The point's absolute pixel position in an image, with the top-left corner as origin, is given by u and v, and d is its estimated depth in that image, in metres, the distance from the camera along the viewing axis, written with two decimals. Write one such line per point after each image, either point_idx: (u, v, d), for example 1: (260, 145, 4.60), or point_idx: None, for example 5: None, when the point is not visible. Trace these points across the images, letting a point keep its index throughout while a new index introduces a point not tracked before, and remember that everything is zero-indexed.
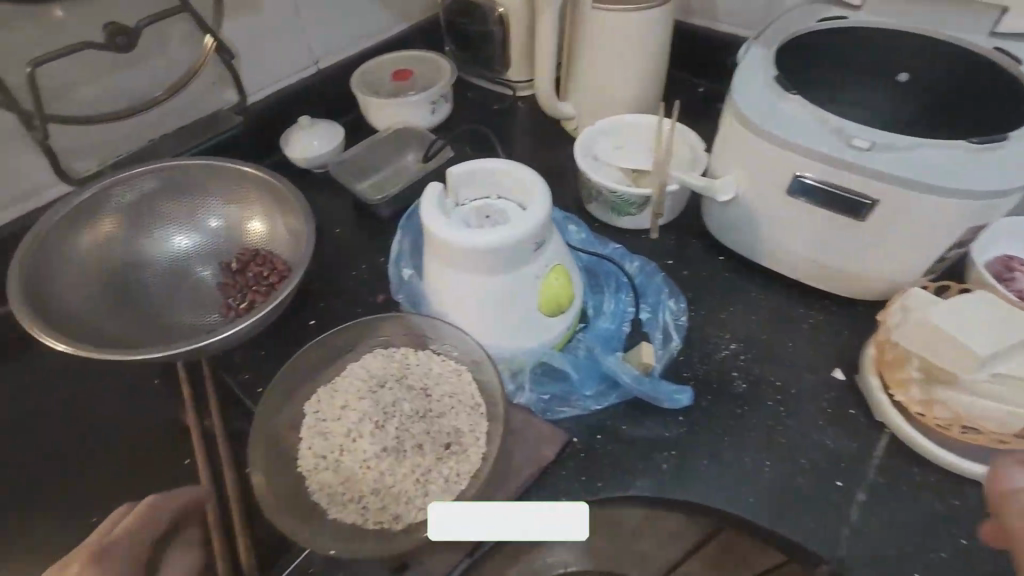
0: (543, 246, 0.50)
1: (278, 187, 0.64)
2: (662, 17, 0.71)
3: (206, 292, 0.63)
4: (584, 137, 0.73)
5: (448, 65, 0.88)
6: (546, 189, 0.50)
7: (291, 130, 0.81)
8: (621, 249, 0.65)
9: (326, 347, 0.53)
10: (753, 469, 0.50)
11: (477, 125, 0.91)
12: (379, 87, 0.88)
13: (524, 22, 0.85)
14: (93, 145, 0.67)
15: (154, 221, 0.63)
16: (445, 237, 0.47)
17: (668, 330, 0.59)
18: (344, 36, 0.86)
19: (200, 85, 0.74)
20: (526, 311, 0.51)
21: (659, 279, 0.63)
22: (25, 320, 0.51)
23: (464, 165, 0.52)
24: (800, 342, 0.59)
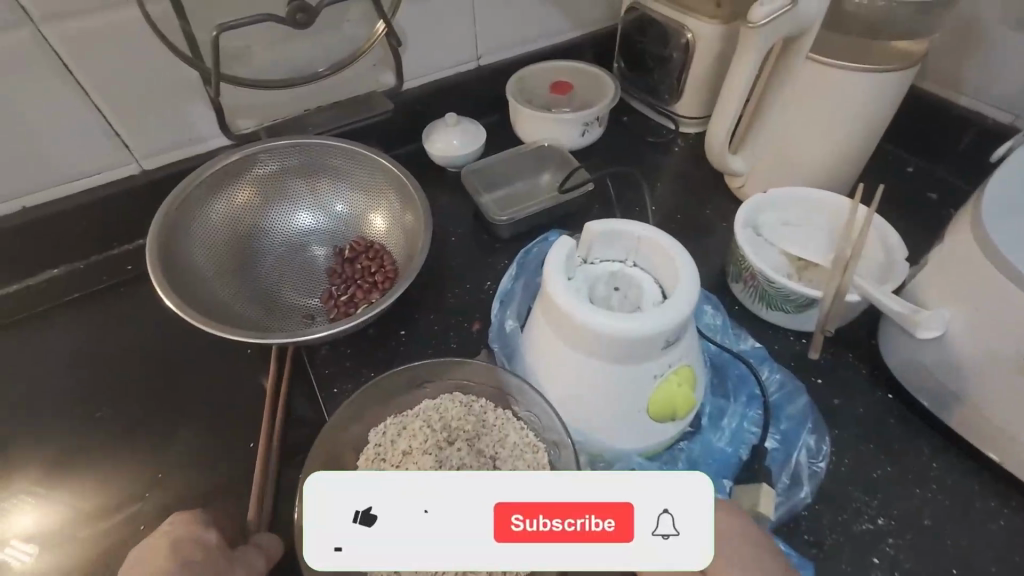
0: (676, 343, 0.41)
1: (406, 188, 0.62)
2: (892, 82, 0.57)
3: (314, 276, 0.63)
4: (752, 205, 0.61)
5: (614, 86, 0.80)
6: (696, 278, 0.41)
7: (435, 123, 0.79)
8: (761, 352, 0.54)
9: (400, 377, 0.49)
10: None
11: (625, 154, 0.83)
12: (534, 97, 0.83)
13: (710, 54, 0.75)
14: (258, 107, 0.70)
15: (286, 195, 0.63)
16: (564, 306, 0.41)
17: (798, 475, 0.47)
18: (511, 36, 0.82)
19: (365, 65, 0.74)
20: (631, 409, 0.43)
21: (803, 403, 0.51)
22: (152, 269, 0.52)
23: (604, 222, 0.45)
24: (976, 545, 0.45)
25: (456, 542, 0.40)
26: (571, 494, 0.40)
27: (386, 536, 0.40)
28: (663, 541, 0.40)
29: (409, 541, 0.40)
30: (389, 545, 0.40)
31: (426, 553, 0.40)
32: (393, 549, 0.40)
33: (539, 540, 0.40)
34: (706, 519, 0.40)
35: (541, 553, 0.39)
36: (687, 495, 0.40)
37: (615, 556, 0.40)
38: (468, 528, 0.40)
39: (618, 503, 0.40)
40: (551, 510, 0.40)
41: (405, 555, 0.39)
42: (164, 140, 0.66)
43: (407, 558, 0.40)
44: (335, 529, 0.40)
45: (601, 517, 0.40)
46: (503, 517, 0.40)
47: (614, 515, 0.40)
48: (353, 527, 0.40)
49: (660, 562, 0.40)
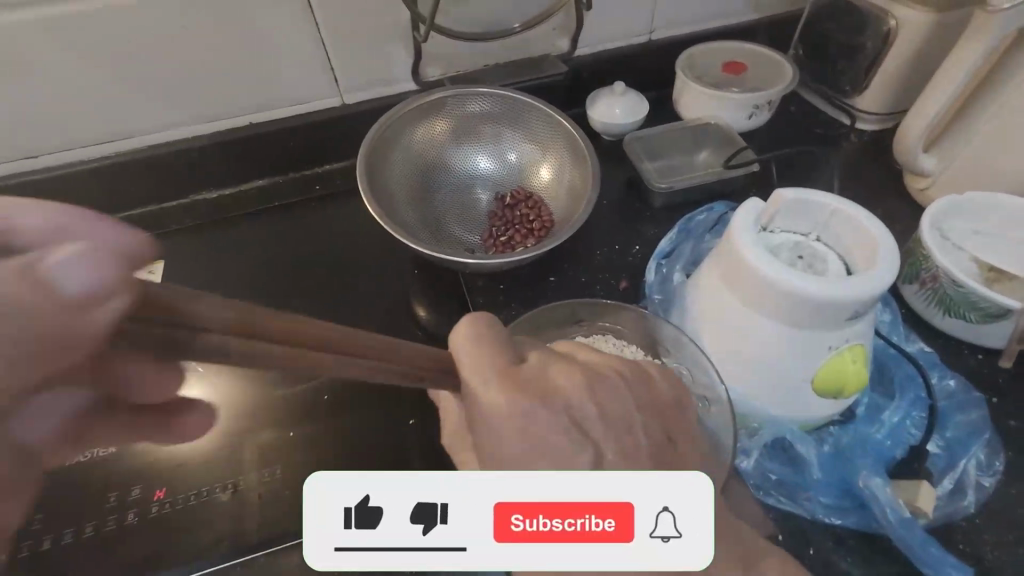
0: (859, 318, 0.41)
1: (578, 144, 0.65)
2: None
3: (480, 214, 0.69)
4: (940, 207, 0.57)
5: (793, 71, 0.78)
6: (897, 257, 0.40)
7: (600, 90, 0.81)
8: (932, 357, 0.51)
9: (568, 310, 0.52)
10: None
11: (788, 143, 0.80)
12: (704, 73, 0.82)
13: (910, 45, 0.70)
14: (447, 57, 0.76)
15: (468, 135, 0.69)
16: (750, 261, 0.41)
17: (962, 484, 0.45)
18: (689, 13, 0.82)
19: (547, 27, 0.78)
20: (797, 376, 0.43)
21: (976, 416, 0.48)
22: (359, 181, 0.59)
23: (797, 191, 0.45)
24: None
25: (465, 535, 0.40)
26: (571, 495, 0.39)
27: (385, 533, 0.41)
28: (664, 541, 0.40)
29: (412, 541, 0.41)
30: (392, 539, 0.41)
31: (434, 550, 0.41)
32: (395, 547, 0.41)
33: (540, 543, 0.39)
34: (706, 519, 0.40)
35: (543, 553, 0.39)
36: (688, 494, 0.40)
37: (620, 559, 0.39)
38: (470, 528, 0.40)
39: (618, 506, 0.39)
40: (546, 510, 0.39)
41: (414, 553, 0.41)
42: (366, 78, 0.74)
43: (417, 555, 0.41)
44: (335, 529, 0.42)
45: (601, 517, 0.39)
46: (503, 517, 0.39)
47: (615, 517, 0.39)
48: (350, 531, 0.42)
49: (661, 561, 0.39)
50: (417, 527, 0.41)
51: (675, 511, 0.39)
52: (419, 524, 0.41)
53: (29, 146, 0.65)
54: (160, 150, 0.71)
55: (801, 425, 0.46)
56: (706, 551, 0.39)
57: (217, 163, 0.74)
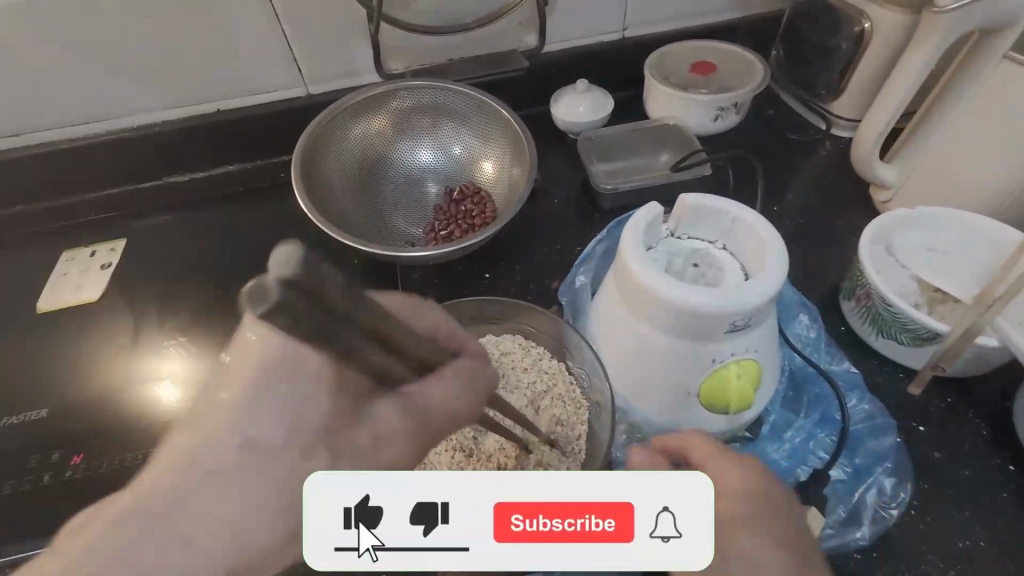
0: (743, 331, 0.40)
1: (522, 142, 0.65)
2: None
3: (425, 208, 0.69)
4: (889, 219, 0.53)
5: (764, 74, 0.75)
6: (783, 270, 0.39)
7: (565, 89, 0.79)
8: (853, 377, 0.49)
9: (488, 306, 0.52)
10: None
11: (759, 147, 0.77)
12: (673, 74, 0.80)
13: (888, 48, 0.66)
14: (410, 50, 0.76)
15: (415, 130, 0.69)
16: (634, 267, 0.40)
17: (858, 513, 0.43)
18: (663, 9, 0.79)
19: (513, 22, 0.76)
20: (683, 388, 0.42)
21: (888, 443, 0.45)
22: (294, 172, 0.60)
23: (698, 197, 0.43)
24: None
25: (467, 535, 0.38)
26: (573, 493, 0.39)
27: (385, 533, 0.37)
28: (663, 540, 0.39)
29: (411, 541, 0.38)
30: (391, 542, 0.37)
31: (433, 553, 0.38)
32: (389, 549, 0.38)
33: (536, 541, 0.38)
34: (707, 521, 0.39)
35: (540, 553, 0.38)
36: (687, 493, 0.39)
37: (614, 559, 0.39)
38: (469, 528, 0.38)
39: (614, 506, 0.39)
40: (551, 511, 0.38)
41: (412, 555, 0.38)
42: (328, 68, 0.74)
43: (414, 557, 0.38)
44: (333, 529, 0.36)
45: (601, 518, 0.38)
46: (503, 517, 0.38)
47: (613, 518, 0.39)
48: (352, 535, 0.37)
49: (659, 561, 0.39)
50: (421, 528, 0.38)
51: (674, 511, 0.38)
52: (420, 524, 0.38)
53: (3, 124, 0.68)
54: (126, 133, 0.72)
55: None
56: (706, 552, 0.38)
57: (183, 147, 0.75)
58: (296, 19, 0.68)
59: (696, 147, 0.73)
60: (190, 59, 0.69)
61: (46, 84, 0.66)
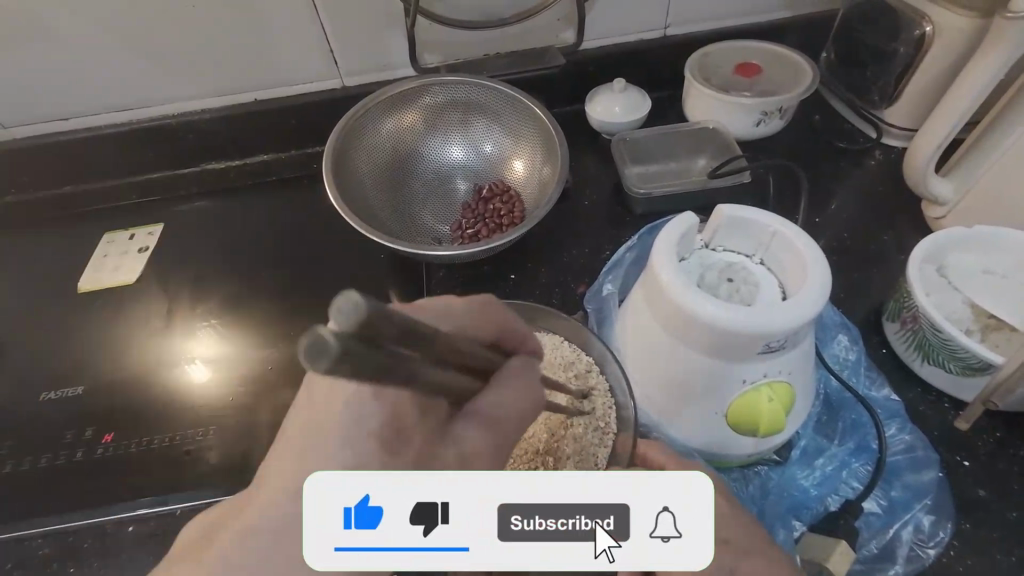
0: (778, 352, 0.38)
1: (554, 142, 0.64)
2: None
3: (454, 205, 0.68)
4: (940, 237, 0.50)
5: (812, 77, 0.71)
6: (824, 290, 0.36)
7: (602, 88, 0.77)
8: (896, 405, 0.46)
9: (522, 310, 0.51)
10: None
11: (803, 154, 0.74)
12: (715, 75, 0.77)
13: (951, 54, 0.62)
14: (446, 45, 0.75)
15: (448, 127, 0.68)
16: (665, 282, 0.38)
17: (891, 550, 0.41)
18: (708, 7, 0.76)
19: (552, 18, 0.75)
20: (709, 407, 0.40)
21: (928, 477, 0.43)
22: (325, 166, 0.60)
23: (736, 208, 0.42)
24: None
25: (466, 534, 0.36)
26: (575, 495, 0.37)
27: (385, 534, 0.35)
28: (663, 541, 0.38)
29: (412, 542, 0.36)
30: (391, 543, 0.35)
31: (432, 553, 0.36)
32: (389, 550, 0.35)
33: (538, 540, 0.37)
34: (707, 521, 0.38)
35: (544, 551, 0.36)
36: (688, 494, 0.38)
37: (616, 558, 0.37)
38: (474, 525, 0.35)
39: (616, 505, 0.37)
40: (548, 509, 0.36)
41: (413, 555, 0.36)
42: (364, 62, 0.74)
43: (414, 558, 0.36)
44: (333, 531, 0.34)
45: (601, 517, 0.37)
46: (503, 516, 0.36)
47: (615, 514, 0.37)
48: (352, 535, 0.34)
49: (658, 561, 0.38)
50: (420, 527, 0.36)
51: (675, 512, 0.37)
52: (419, 524, 0.35)
53: (54, 109, 0.70)
54: (167, 121, 0.74)
55: (719, 460, 0.43)
56: (705, 552, 0.37)
57: (220, 136, 0.76)
58: (334, 11, 0.68)
59: (735, 152, 0.71)
60: (228, 48, 0.69)
61: (96, 69, 0.68)
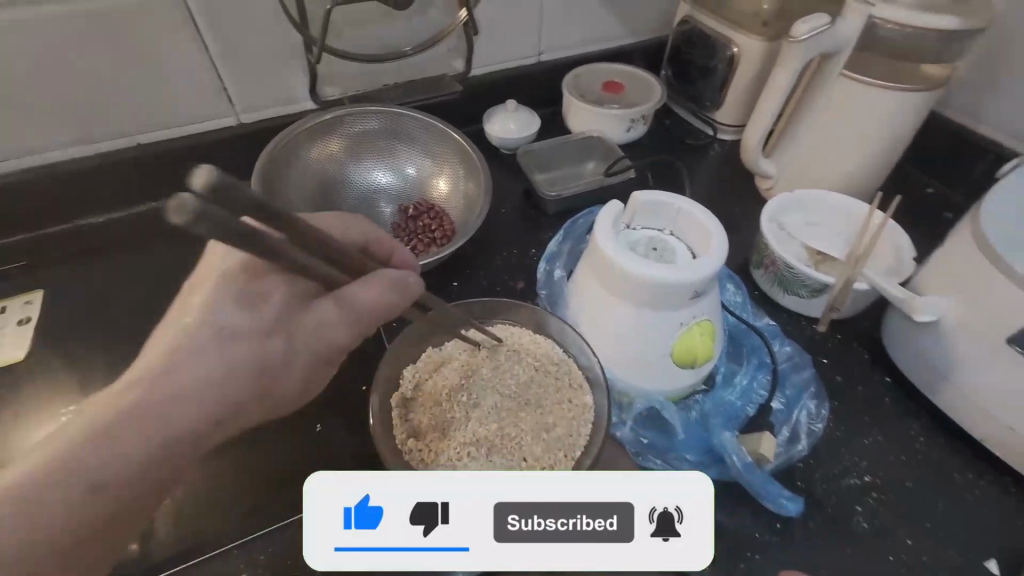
0: (701, 297, 0.49)
1: (471, 158, 0.70)
2: (920, 101, 0.64)
3: (383, 226, 0.71)
4: (776, 202, 0.67)
5: (661, 90, 0.88)
6: (726, 245, 0.49)
7: (495, 109, 0.87)
8: (778, 329, 0.61)
9: (482, 305, 0.57)
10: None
11: (667, 152, 0.90)
12: (586, 93, 0.91)
13: (754, 68, 0.82)
14: (345, 77, 0.78)
15: (367, 153, 0.72)
16: (608, 254, 0.48)
17: (797, 432, 0.54)
18: (571, 37, 0.90)
19: (442, 49, 0.82)
20: (658, 351, 0.50)
21: (807, 374, 0.57)
22: (255, 199, 0.60)
23: (649, 194, 0.53)
24: (954, 506, 0.50)
25: (466, 535, 0.42)
26: (565, 491, 0.43)
27: (385, 536, 0.42)
28: (663, 540, 0.43)
29: (413, 542, 0.42)
30: (390, 542, 0.42)
31: (432, 552, 0.42)
32: (387, 549, 0.42)
33: (536, 540, 0.43)
34: (705, 519, 0.44)
35: (541, 550, 0.42)
36: (692, 498, 0.44)
37: (621, 558, 0.43)
38: (467, 526, 0.42)
39: (620, 505, 0.43)
40: (541, 510, 0.43)
41: (412, 555, 0.42)
42: (263, 96, 0.74)
43: (413, 558, 0.42)
44: (331, 535, 0.42)
45: (604, 517, 0.43)
46: (500, 516, 0.43)
47: (618, 515, 0.43)
48: (351, 534, 0.42)
49: (659, 557, 0.43)
50: (421, 527, 0.43)
51: (682, 512, 0.43)
52: (420, 524, 0.43)
53: None
54: (32, 173, 0.66)
55: (669, 396, 0.53)
56: (704, 555, 0.44)
57: (101, 185, 0.69)
58: (228, 48, 0.68)
59: (617, 154, 0.84)
60: (103, 92, 0.65)
61: None
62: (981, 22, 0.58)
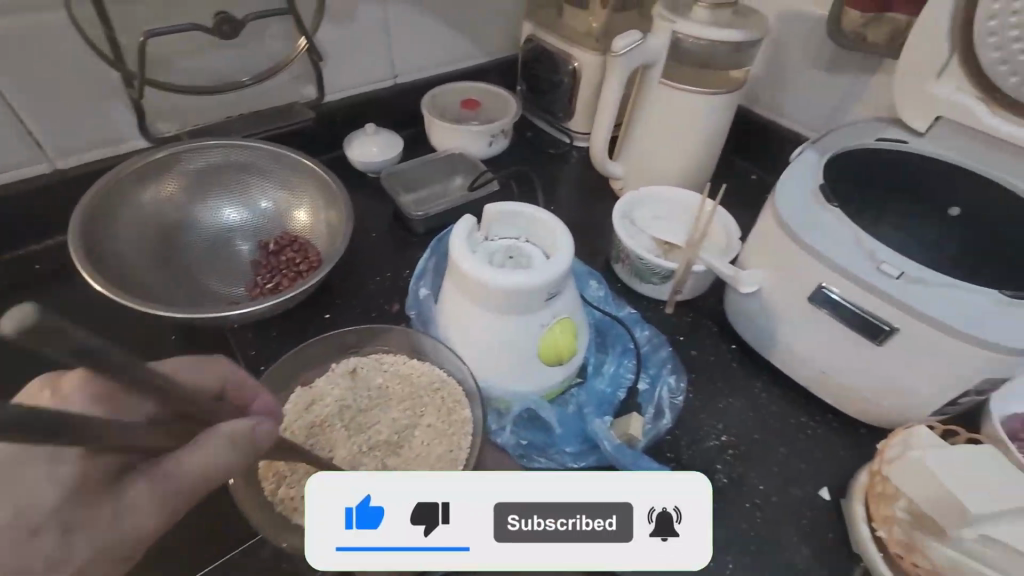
0: (556, 297, 0.51)
1: (327, 184, 0.68)
2: (727, 101, 0.73)
3: (240, 264, 0.67)
4: (624, 201, 0.74)
5: (516, 104, 0.93)
6: (571, 246, 0.52)
7: (355, 134, 0.86)
8: (637, 315, 0.66)
9: (353, 335, 0.56)
10: (744, 550, 0.51)
11: (530, 162, 0.95)
12: (445, 112, 0.93)
13: (594, 80, 0.89)
14: (179, 111, 0.73)
15: (211, 192, 0.68)
16: (463, 266, 0.49)
17: (660, 408, 0.58)
18: (423, 58, 0.92)
19: (288, 77, 0.80)
20: (524, 354, 0.52)
21: (665, 352, 0.63)
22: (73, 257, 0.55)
23: (500, 205, 0.55)
24: (792, 449, 0.58)
25: (466, 536, 0.42)
26: (566, 496, 0.43)
27: (387, 535, 0.42)
28: (663, 540, 0.45)
29: (414, 542, 0.42)
30: (392, 541, 0.42)
31: (433, 552, 0.42)
32: (389, 547, 0.42)
33: (539, 539, 0.43)
34: (704, 517, 0.45)
35: (546, 551, 0.42)
36: (690, 495, 0.45)
37: (621, 557, 0.43)
38: (467, 525, 0.42)
39: (618, 507, 0.44)
40: (542, 510, 0.42)
41: (415, 554, 0.42)
42: (79, 139, 0.66)
43: (416, 557, 0.42)
44: (330, 536, 0.42)
45: (605, 518, 0.44)
46: (502, 517, 0.42)
47: (617, 516, 0.44)
48: (353, 533, 0.43)
49: (664, 555, 0.44)
50: (421, 527, 0.42)
51: (683, 510, 0.45)
52: (420, 525, 0.42)
53: None
54: None
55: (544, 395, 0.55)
56: (705, 556, 0.45)
57: None
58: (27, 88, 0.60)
59: (479, 166, 0.87)
60: None
61: None
62: (758, 33, 0.68)
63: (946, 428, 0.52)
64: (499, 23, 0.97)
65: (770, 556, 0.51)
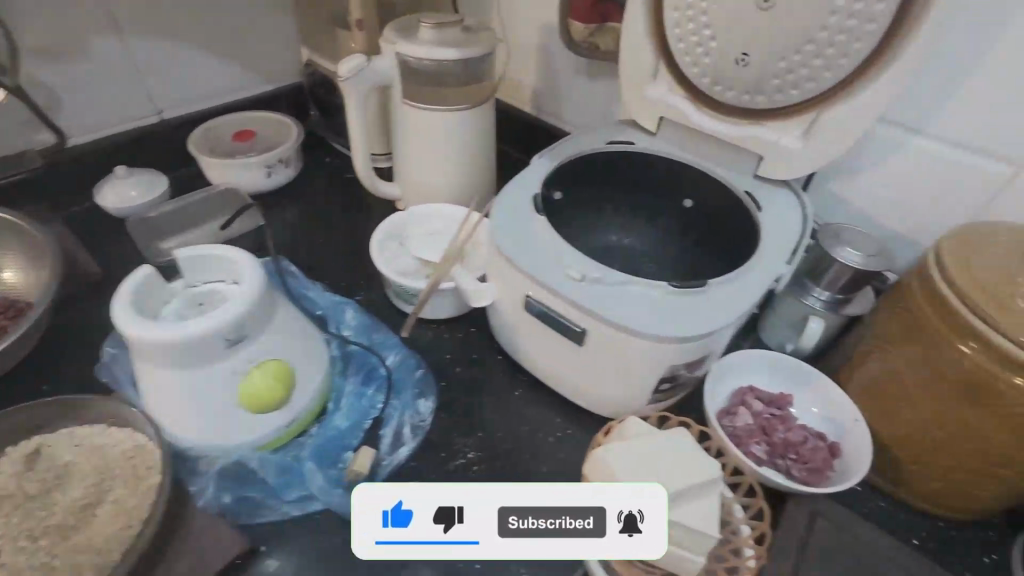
0: (245, 341, 0.49)
1: (36, 242, 0.63)
2: (476, 115, 0.73)
3: None
4: (389, 223, 0.74)
5: (296, 130, 0.89)
6: (259, 284, 0.49)
7: (108, 178, 0.80)
8: (391, 339, 0.66)
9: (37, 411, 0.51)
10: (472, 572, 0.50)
11: (324, 188, 0.92)
12: (218, 144, 0.87)
13: None
14: None
15: None
16: (122, 324, 0.46)
17: (400, 436, 0.57)
18: (188, 91, 0.88)
19: (11, 124, 0.74)
20: (221, 406, 0.49)
21: (417, 374, 0.63)
22: None
23: (192, 249, 0.52)
24: (538, 455, 0.59)
25: (475, 531, 0.48)
26: (553, 497, 0.48)
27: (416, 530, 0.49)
28: (630, 536, 0.46)
29: (435, 537, 0.48)
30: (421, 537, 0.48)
31: (453, 546, 0.49)
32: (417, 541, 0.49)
33: (531, 538, 0.49)
34: (664, 520, 0.45)
35: (539, 546, 0.48)
36: (652, 503, 0.45)
37: (600, 551, 0.47)
38: (479, 526, 0.48)
39: (593, 509, 0.47)
40: (536, 511, 0.49)
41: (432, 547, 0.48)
42: None
43: (437, 550, 0.48)
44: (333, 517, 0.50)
45: (579, 518, 0.47)
46: (502, 517, 0.49)
47: (593, 515, 0.47)
48: (387, 528, 0.49)
49: (629, 551, 0.46)
50: (440, 527, 0.48)
51: (644, 512, 0.45)
52: (440, 524, 0.48)
53: None
54: None
55: (260, 446, 0.52)
56: (659, 546, 0.45)
57: None
58: None
59: (239, 199, 0.82)
60: None
61: None
62: (486, 48, 0.69)
63: (669, 418, 0.56)
64: (277, 50, 0.94)
65: (499, 572, 0.51)
